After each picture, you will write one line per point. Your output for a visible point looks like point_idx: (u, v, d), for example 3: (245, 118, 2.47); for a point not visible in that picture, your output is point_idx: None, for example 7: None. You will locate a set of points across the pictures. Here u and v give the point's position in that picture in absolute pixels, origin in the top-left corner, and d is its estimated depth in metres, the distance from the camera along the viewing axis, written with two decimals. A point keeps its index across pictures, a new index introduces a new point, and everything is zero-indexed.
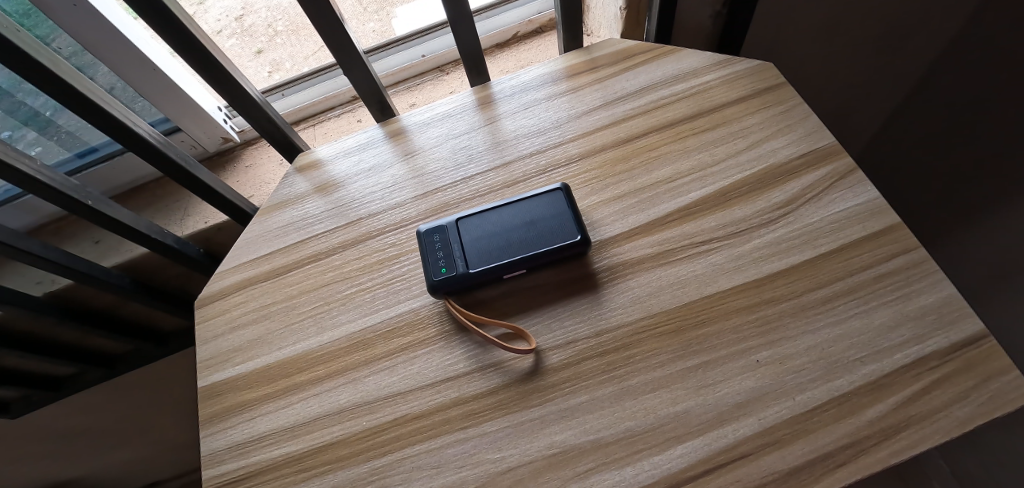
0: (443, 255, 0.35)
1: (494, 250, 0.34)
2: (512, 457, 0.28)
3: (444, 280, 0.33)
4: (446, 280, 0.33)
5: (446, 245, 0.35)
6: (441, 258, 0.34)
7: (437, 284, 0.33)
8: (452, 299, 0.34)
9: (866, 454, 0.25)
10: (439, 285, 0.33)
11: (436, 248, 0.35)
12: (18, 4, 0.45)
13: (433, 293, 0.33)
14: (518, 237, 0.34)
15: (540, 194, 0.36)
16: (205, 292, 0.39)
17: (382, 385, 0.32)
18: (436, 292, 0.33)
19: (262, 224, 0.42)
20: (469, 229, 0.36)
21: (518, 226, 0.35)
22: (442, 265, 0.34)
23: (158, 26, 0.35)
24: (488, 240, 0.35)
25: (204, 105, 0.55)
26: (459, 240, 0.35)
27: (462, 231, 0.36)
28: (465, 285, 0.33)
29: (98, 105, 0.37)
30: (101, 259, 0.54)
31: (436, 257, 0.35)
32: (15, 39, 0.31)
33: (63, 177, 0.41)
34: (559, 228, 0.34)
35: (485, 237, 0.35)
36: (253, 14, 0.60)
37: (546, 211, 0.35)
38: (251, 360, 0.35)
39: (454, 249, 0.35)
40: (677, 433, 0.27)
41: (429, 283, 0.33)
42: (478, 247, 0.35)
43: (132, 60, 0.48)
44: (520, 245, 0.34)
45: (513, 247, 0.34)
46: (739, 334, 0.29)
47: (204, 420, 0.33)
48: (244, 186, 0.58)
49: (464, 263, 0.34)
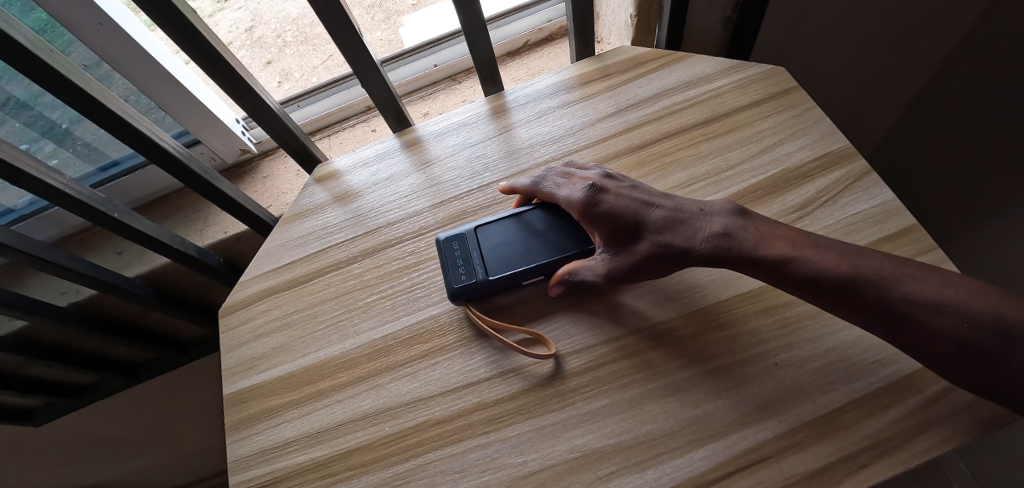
0: (464, 260, 0.35)
1: (513, 257, 0.35)
2: (534, 461, 0.28)
3: (466, 287, 0.34)
4: (468, 286, 0.34)
5: (465, 251, 0.36)
6: (461, 265, 0.35)
7: (458, 291, 0.34)
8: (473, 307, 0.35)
9: (890, 455, 0.25)
10: (460, 291, 0.34)
11: (456, 254, 0.36)
12: (38, 19, 0.45)
13: (453, 298, 0.34)
14: (540, 241, 0.35)
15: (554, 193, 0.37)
16: (228, 301, 0.40)
17: (404, 390, 0.32)
18: (456, 299, 0.34)
19: (282, 234, 0.43)
20: (488, 236, 0.36)
21: (538, 228, 0.36)
22: (462, 272, 0.35)
23: (185, 45, 0.36)
24: (509, 244, 0.36)
25: (223, 118, 0.55)
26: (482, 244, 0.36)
27: (481, 239, 0.36)
28: (486, 292, 0.34)
29: (127, 120, 0.38)
30: (124, 269, 0.56)
31: (457, 263, 0.35)
32: (50, 59, 0.32)
33: (90, 190, 0.43)
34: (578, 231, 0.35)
35: (506, 243, 0.36)
36: (262, 25, 0.62)
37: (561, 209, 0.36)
38: (275, 367, 0.36)
39: (473, 257, 0.35)
40: (698, 436, 0.27)
41: (449, 291, 0.34)
42: (498, 254, 0.35)
43: (156, 76, 0.48)
44: (542, 248, 0.35)
45: (535, 251, 0.35)
46: (758, 337, 0.30)
47: (230, 427, 0.34)
48: (263, 196, 0.59)
49: (483, 269, 0.35)
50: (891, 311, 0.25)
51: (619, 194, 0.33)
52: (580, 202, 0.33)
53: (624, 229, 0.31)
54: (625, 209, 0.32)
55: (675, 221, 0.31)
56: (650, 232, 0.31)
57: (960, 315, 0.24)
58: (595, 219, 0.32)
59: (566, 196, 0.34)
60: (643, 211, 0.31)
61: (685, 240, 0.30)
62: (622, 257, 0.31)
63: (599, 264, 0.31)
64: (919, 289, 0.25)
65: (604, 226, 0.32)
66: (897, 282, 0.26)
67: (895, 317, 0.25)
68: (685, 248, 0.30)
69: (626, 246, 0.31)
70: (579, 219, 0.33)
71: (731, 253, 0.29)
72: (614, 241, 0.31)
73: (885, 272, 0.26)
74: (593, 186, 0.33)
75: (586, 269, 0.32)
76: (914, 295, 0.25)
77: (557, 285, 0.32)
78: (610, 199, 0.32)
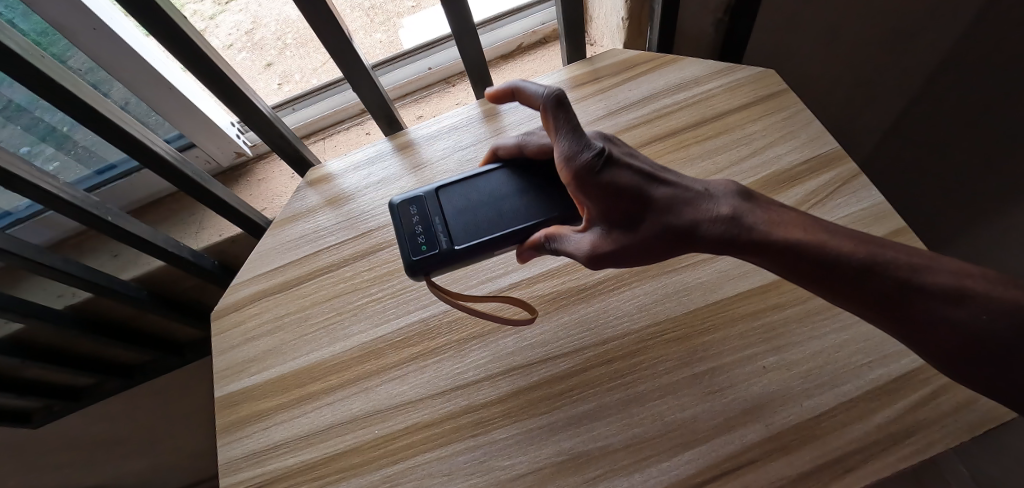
0: (424, 225, 0.32)
1: (479, 223, 0.31)
2: (521, 464, 0.28)
3: (425, 254, 0.30)
4: (427, 254, 0.30)
5: (425, 217, 0.32)
6: (420, 234, 0.31)
7: (416, 258, 0.30)
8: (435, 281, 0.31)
9: (876, 458, 0.25)
10: (419, 259, 0.30)
11: (416, 218, 0.32)
12: (34, 24, 0.45)
13: (411, 269, 0.30)
14: (507, 205, 0.32)
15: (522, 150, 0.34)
16: (221, 304, 0.40)
17: (393, 393, 0.33)
18: (414, 270, 0.30)
19: (275, 237, 0.43)
20: (451, 200, 0.33)
21: (507, 189, 0.33)
22: (422, 241, 0.31)
23: (176, 50, 0.36)
24: (476, 207, 0.32)
25: (217, 121, 0.55)
26: (443, 207, 0.32)
27: (442, 203, 0.33)
28: (448, 262, 0.30)
29: (118, 125, 0.38)
30: (120, 272, 0.56)
31: (417, 228, 0.32)
32: (41, 65, 0.33)
33: (84, 194, 0.43)
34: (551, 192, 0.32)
35: (471, 208, 0.32)
36: (262, 28, 0.61)
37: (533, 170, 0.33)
38: (266, 370, 0.36)
39: (435, 223, 0.31)
40: (685, 440, 0.27)
41: (407, 263, 0.30)
42: (463, 221, 0.32)
43: (149, 81, 0.48)
44: (511, 211, 0.31)
45: (504, 214, 0.31)
46: (745, 340, 0.30)
47: (221, 430, 0.34)
48: (258, 199, 0.59)
49: (447, 238, 0.31)
50: (907, 305, 0.21)
51: (626, 162, 0.24)
52: (578, 167, 0.24)
53: (628, 208, 0.24)
54: (633, 180, 0.24)
55: (684, 196, 0.24)
56: (660, 216, 0.24)
57: (981, 308, 0.20)
58: (593, 192, 0.24)
59: (558, 155, 0.25)
60: (653, 185, 0.24)
61: (697, 228, 0.23)
62: (615, 238, 0.25)
63: (586, 238, 0.26)
64: (937, 278, 0.21)
65: (603, 201, 0.24)
66: (915, 271, 0.21)
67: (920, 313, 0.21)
68: (699, 236, 0.23)
69: (627, 229, 0.24)
70: (573, 186, 0.25)
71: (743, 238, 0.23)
72: (613, 219, 0.24)
73: (901, 260, 0.21)
74: (597, 148, 0.24)
75: (568, 240, 0.26)
76: (936, 285, 0.21)
77: (529, 249, 0.28)
78: (616, 170, 0.24)
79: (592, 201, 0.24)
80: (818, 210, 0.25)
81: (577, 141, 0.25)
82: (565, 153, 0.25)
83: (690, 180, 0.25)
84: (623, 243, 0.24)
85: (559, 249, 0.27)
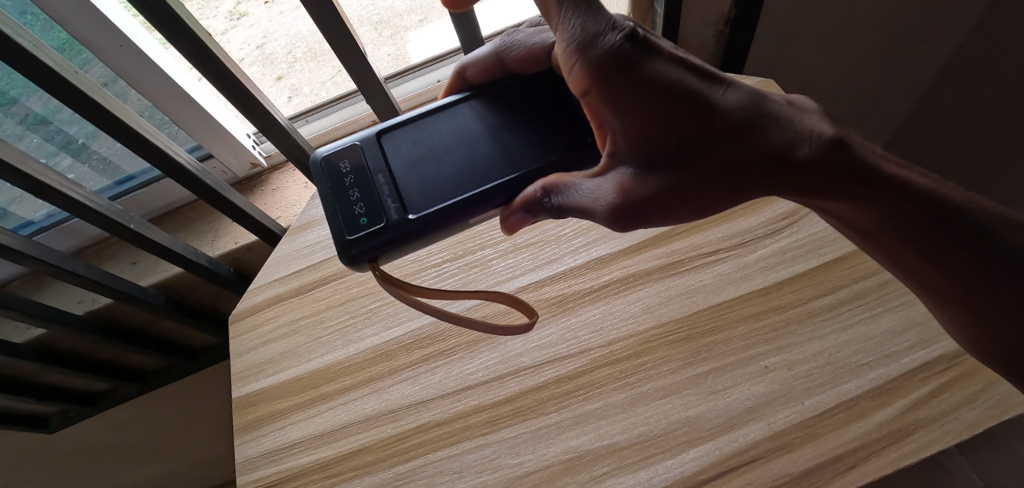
0: (359, 204, 0.30)
1: (427, 190, 0.29)
2: (530, 462, 0.29)
3: (361, 238, 0.28)
4: (364, 237, 0.28)
5: (367, 189, 0.30)
6: (361, 206, 0.29)
7: (354, 244, 0.28)
8: (379, 266, 0.29)
9: (877, 456, 0.26)
10: (356, 245, 0.28)
11: (350, 196, 0.30)
12: (58, 39, 0.46)
13: (349, 256, 0.28)
14: (457, 167, 0.30)
15: (443, 111, 0.33)
16: (239, 307, 0.42)
17: (405, 393, 0.34)
18: (352, 257, 0.28)
19: (290, 242, 0.44)
20: (395, 166, 0.31)
21: (440, 153, 0.31)
22: (362, 214, 0.29)
23: (199, 64, 0.38)
24: (417, 175, 0.30)
25: (235, 133, 0.57)
26: (378, 180, 0.30)
27: (387, 168, 0.31)
28: (388, 244, 0.28)
29: (146, 137, 0.40)
30: (138, 279, 0.58)
31: (350, 208, 0.29)
32: (74, 79, 0.34)
33: (109, 202, 0.45)
34: (480, 153, 0.30)
35: (418, 172, 0.30)
36: (273, 42, 0.64)
37: (458, 130, 0.32)
38: (281, 371, 0.37)
39: (378, 193, 0.30)
40: (689, 438, 0.28)
41: (342, 242, 0.28)
42: (409, 189, 0.30)
43: (171, 94, 0.50)
44: (448, 179, 0.30)
45: (442, 185, 0.29)
46: (748, 341, 0.31)
47: (239, 429, 0.35)
48: (271, 208, 0.61)
49: (389, 209, 0.29)
50: (865, 198, 0.24)
51: (652, 47, 0.24)
52: (605, 51, 0.23)
53: (652, 107, 0.23)
54: (657, 74, 0.23)
55: (705, 111, 0.23)
56: (685, 110, 0.23)
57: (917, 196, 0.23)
58: (616, 88, 0.23)
59: (579, 43, 0.24)
60: (677, 77, 0.23)
61: (721, 131, 0.23)
62: (636, 174, 0.24)
63: (603, 186, 0.24)
64: (887, 168, 0.24)
65: (624, 101, 0.23)
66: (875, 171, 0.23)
67: (870, 204, 0.24)
68: (722, 136, 0.23)
69: (649, 127, 0.23)
70: (593, 82, 0.24)
71: (755, 154, 0.23)
72: (632, 127, 0.24)
73: (867, 163, 0.23)
74: (624, 29, 0.23)
75: (577, 193, 0.25)
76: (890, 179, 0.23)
77: (516, 214, 0.27)
78: (642, 59, 0.23)
79: (615, 98, 0.24)
80: (818, 113, 0.25)
81: (600, 20, 0.24)
82: (587, 35, 0.23)
83: (708, 69, 0.24)
84: (646, 182, 0.24)
85: (562, 205, 0.25)
